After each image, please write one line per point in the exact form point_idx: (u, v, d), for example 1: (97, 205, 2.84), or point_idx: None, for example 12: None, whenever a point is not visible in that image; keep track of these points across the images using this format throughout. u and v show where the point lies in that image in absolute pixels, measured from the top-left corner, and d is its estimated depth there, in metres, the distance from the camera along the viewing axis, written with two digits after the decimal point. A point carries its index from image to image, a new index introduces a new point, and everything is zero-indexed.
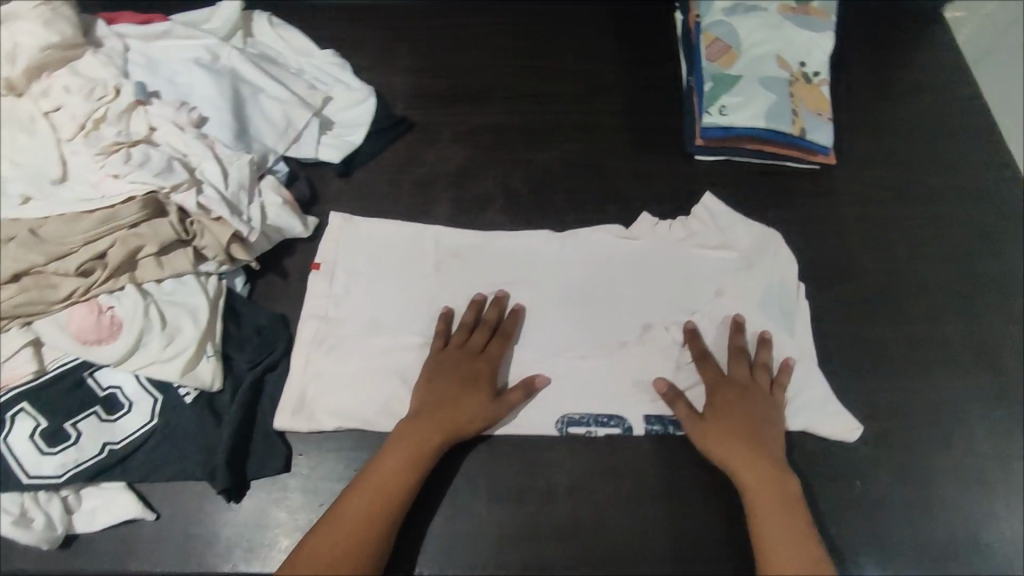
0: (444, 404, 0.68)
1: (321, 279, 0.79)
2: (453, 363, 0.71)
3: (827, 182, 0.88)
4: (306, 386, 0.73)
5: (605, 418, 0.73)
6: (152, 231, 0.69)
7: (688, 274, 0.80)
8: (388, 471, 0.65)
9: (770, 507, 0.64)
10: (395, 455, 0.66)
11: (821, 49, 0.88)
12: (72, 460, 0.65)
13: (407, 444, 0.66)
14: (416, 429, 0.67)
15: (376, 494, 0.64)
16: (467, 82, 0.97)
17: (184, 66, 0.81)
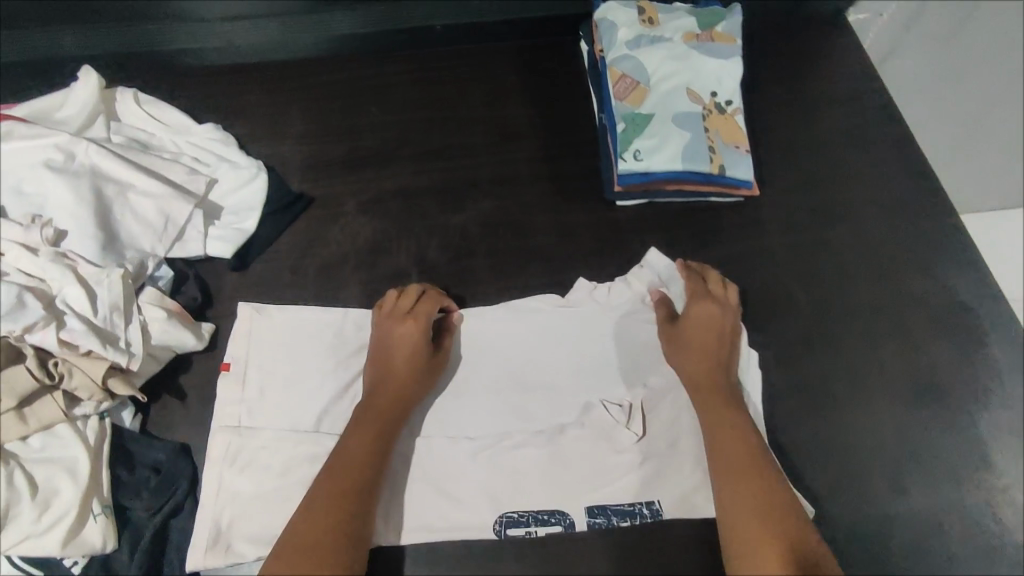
0: (397, 385, 0.68)
1: (232, 381, 0.71)
2: (399, 338, 0.70)
3: (753, 215, 0.85)
4: (221, 515, 0.65)
5: (545, 514, 0.69)
6: (7, 384, 0.59)
7: (629, 338, 0.76)
8: (354, 447, 0.63)
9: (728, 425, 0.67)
10: (357, 432, 0.65)
11: (730, 76, 0.85)
12: None
13: (367, 421, 0.65)
14: (369, 411, 0.66)
15: (349, 467, 0.62)
16: (367, 142, 0.89)
17: (32, 172, 0.70)
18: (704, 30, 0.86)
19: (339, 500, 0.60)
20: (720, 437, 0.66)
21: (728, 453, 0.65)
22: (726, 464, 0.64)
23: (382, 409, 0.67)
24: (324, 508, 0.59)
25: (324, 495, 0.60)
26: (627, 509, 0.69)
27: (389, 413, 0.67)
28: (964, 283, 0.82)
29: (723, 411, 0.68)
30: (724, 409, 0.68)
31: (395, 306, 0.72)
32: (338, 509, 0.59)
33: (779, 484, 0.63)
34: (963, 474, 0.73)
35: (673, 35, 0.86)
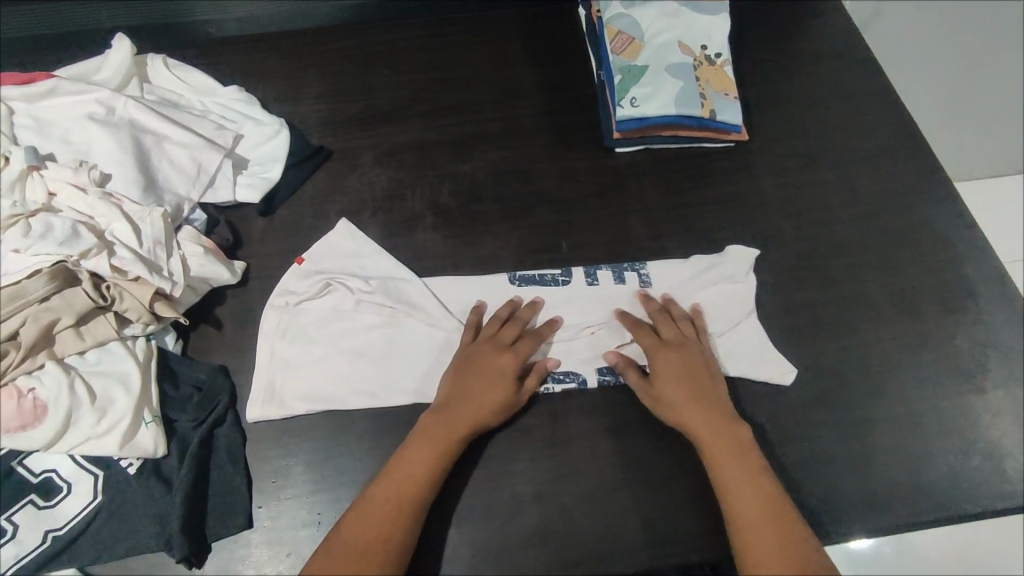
0: (469, 414, 0.67)
1: (299, 272, 0.78)
2: (489, 361, 0.70)
3: (743, 159, 0.90)
4: (274, 376, 0.73)
5: (561, 374, 0.74)
6: (66, 303, 0.66)
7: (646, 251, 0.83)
8: (422, 464, 0.64)
9: (731, 462, 0.65)
10: (429, 449, 0.65)
11: (719, 30, 0.91)
12: (13, 555, 0.62)
13: (440, 437, 0.66)
14: (446, 427, 0.66)
15: (412, 482, 0.63)
16: (382, 101, 0.95)
17: (78, 123, 0.77)
18: None
19: (394, 516, 0.61)
20: (729, 475, 0.64)
21: (739, 491, 0.63)
22: (737, 506, 0.63)
23: (453, 432, 0.66)
24: (378, 521, 0.61)
25: (383, 507, 0.61)
26: (635, 369, 0.75)
27: (458, 435, 0.66)
28: (942, 217, 0.88)
29: (724, 448, 0.66)
30: (723, 444, 0.66)
31: (494, 334, 0.73)
32: (394, 524, 0.61)
33: (790, 521, 0.61)
34: (945, 385, 0.77)
35: None
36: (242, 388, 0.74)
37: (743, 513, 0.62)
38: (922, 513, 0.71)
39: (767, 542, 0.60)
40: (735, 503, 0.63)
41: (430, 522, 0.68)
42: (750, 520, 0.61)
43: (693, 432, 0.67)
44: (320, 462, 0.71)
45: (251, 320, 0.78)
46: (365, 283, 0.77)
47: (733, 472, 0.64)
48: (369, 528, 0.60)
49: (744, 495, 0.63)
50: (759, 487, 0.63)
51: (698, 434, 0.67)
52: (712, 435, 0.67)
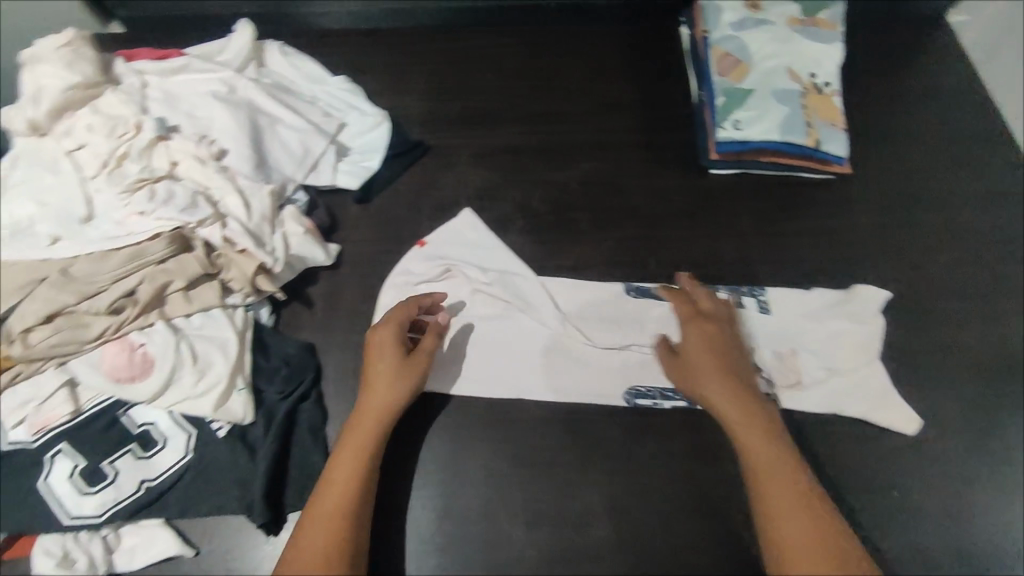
0: (371, 403, 0.67)
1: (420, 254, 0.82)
2: (381, 348, 0.69)
3: (844, 192, 0.88)
4: None
5: (671, 391, 0.74)
6: (180, 267, 0.69)
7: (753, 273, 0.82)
8: (349, 462, 0.64)
9: (755, 431, 0.64)
10: (358, 444, 0.65)
11: (830, 59, 0.89)
12: (112, 498, 0.64)
13: (364, 431, 0.65)
14: (366, 422, 0.66)
15: (346, 481, 0.63)
16: (480, 103, 0.97)
17: (202, 100, 0.82)
18: (807, 15, 0.90)
19: (342, 515, 0.61)
20: (754, 444, 0.63)
21: (781, 504, 0.59)
22: (777, 517, 0.58)
23: (372, 425, 0.66)
24: (327, 521, 0.60)
25: (328, 509, 0.61)
26: None
27: (377, 425, 0.66)
28: None
29: (759, 419, 0.65)
30: (758, 456, 0.62)
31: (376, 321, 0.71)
32: (342, 523, 0.61)
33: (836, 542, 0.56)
34: None
35: (777, 18, 0.90)
36: (328, 368, 0.77)
37: (768, 476, 0.61)
38: None
39: (807, 558, 0.55)
40: (762, 469, 0.61)
41: (500, 522, 0.69)
42: (775, 486, 0.60)
43: (716, 400, 0.66)
44: (398, 448, 0.72)
45: (341, 303, 0.81)
46: (484, 274, 0.79)
47: (754, 443, 0.63)
48: (320, 531, 0.60)
49: (765, 463, 0.61)
50: (785, 460, 0.62)
51: (722, 403, 0.66)
52: (731, 409, 0.65)
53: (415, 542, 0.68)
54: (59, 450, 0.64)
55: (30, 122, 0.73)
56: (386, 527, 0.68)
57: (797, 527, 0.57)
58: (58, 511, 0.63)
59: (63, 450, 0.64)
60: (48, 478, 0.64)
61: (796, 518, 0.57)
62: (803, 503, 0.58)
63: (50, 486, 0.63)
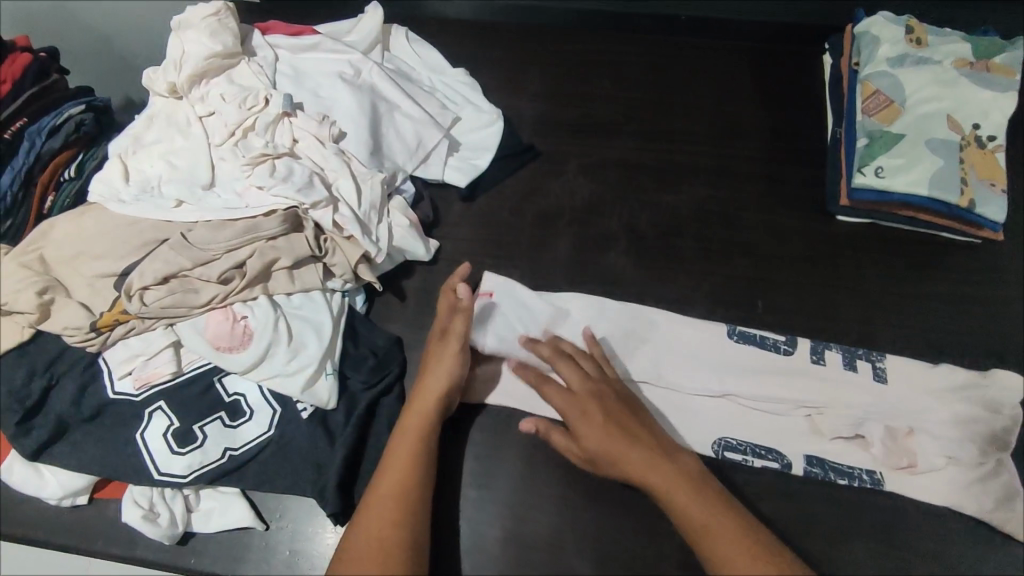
0: (418, 391, 0.67)
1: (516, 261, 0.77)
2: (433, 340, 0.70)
3: (989, 261, 0.79)
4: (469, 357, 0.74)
5: (763, 450, 0.69)
6: (288, 245, 0.70)
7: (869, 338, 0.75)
8: (409, 448, 0.63)
9: (675, 483, 0.60)
10: (417, 430, 0.64)
11: (999, 110, 0.79)
12: (198, 461, 0.66)
13: (423, 418, 0.65)
14: (422, 408, 0.65)
15: (406, 467, 0.62)
16: (597, 111, 0.93)
17: (328, 80, 0.83)
18: (979, 58, 0.81)
19: (404, 500, 0.61)
20: (691, 507, 0.58)
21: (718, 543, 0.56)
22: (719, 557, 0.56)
23: (428, 411, 0.65)
24: (390, 505, 0.60)
25: (391, 494, 0.61)
26: (850, 470, 0.68)
27: (433, 413, 0.66)
28: None
29: (673, 478, 0.60)
30: (676, 495, 0.59)
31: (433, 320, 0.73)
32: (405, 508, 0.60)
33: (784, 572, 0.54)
34: None
35: (943, 58, 0.82)
36: (413, 363, 0.77)
37: (712, 538, 0.57)
38: None
39: None
40: (704, 533, 0.57)
41: (567, 556, 0.66)
42: (722, 547, 0.56)
43: (626, 465, 0.61)
44: (474, 459, 0.71)
45: (432, 300, 0.80)
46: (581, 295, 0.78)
47: (684, 502, 0.59)
48: (383, 514, 0.59)
49: (705, 521, 0.57)
50: (718, 510, 0.58)
51: (632, 466, 0.61)
52: (643, 466, 0.61)
53: (479, 558, 0.67)
54: (158, 407, 0.67)
55: (169, 85, 0.75)
56: (450, 538, 0.67)
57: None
58: (149, 465, 0.65)
59: (161, 407, 0.67)
60: (144, 432, 0.66)
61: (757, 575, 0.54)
62: (737, 537, 0.56)
63: (145, 440, 0.66)
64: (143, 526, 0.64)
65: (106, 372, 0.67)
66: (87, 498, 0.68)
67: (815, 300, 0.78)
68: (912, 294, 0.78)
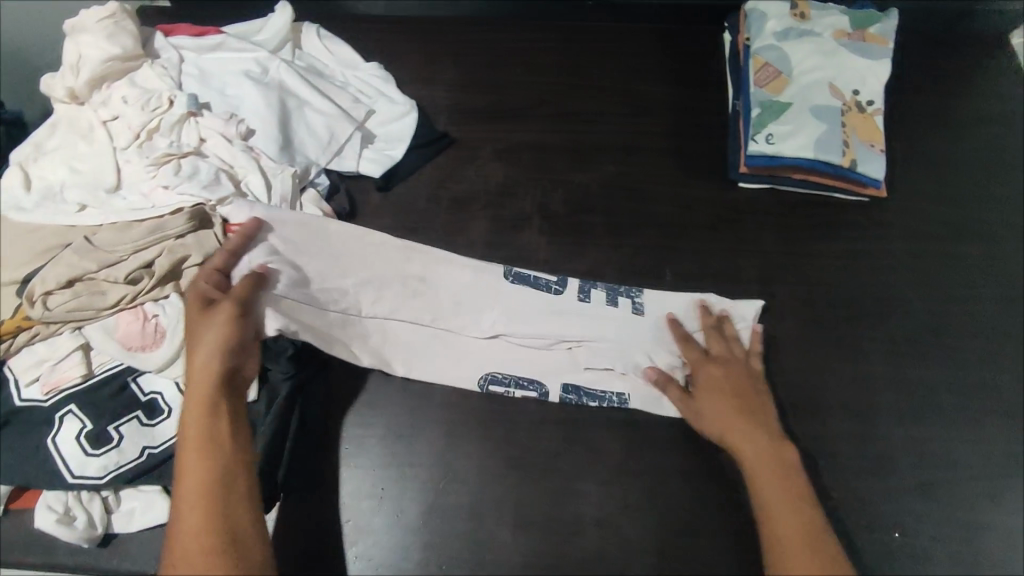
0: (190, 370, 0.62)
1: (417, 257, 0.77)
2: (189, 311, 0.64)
3: (877, 215, 0.84)
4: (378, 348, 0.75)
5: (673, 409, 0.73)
6: (197, 241, 0.70)
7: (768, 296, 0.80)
8: (196, 430, 0.60)
9: (770, 469, 0.63)
10: (197, 413, 0.60)
11: (876, 77, 0.85)
12: (114, 462, 0.66)
13: (200, 404, 0.61)
14: (202, 383, 0.61)
15: (193, 473, 0.58)
16: (509, 97, 0.95)
17: (235, 79, 0.83)
18: (856, 29, 0.87)
19: (206, 485, 0.58)
20: (773, 490, 0.62)
21: (784, 524, 0.60)
22: (779, 537, 0.60)
23: (199, 400, 0.61)
24: (193, 495, 0.58)
25: (193, 483, 0.58)
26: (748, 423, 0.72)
27: (207, 396, 0.61)
28: None
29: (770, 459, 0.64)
30: (766, 477, 0.63)
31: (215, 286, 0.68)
32: (208, 492, 0.58)
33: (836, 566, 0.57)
34: None
35: (823, 31, 0.87)
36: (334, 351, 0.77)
37: (779, 517, 0.60)
38: None
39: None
40: (773, 514, 0.61)
41: (488, 523, 0.69)
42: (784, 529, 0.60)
43: (737, 443, 0.66)
44: (396, 440, 0.73)
45: None
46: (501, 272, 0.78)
47: (770, 488, 0.63)
48: (187, 506, 0.57)
49: (780, 508, 0.61)
50: (797, 513, 0.61)
51: (740, 444, 0.65)
52: (750, 440, 0.65)
53: (404, 533, 0.69)
54: (69, 410, 0.67)
55: (68, 90, 0.75)
56: (375, 516, 0.70)
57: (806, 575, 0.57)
58: (63, 469, 0.65)
59: (71, 411, 0.67)
60: (55, 437, 0.66)
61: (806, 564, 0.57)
62: (806, 528, 0.60)
63: (57, 445, 0.66)
64: (58, 530, 0.65)
65: (13, 379, 0.67)
66: (2, 510, 0.68)
67: (717, 264, 0.82)
68: (807, 251, 0.82)
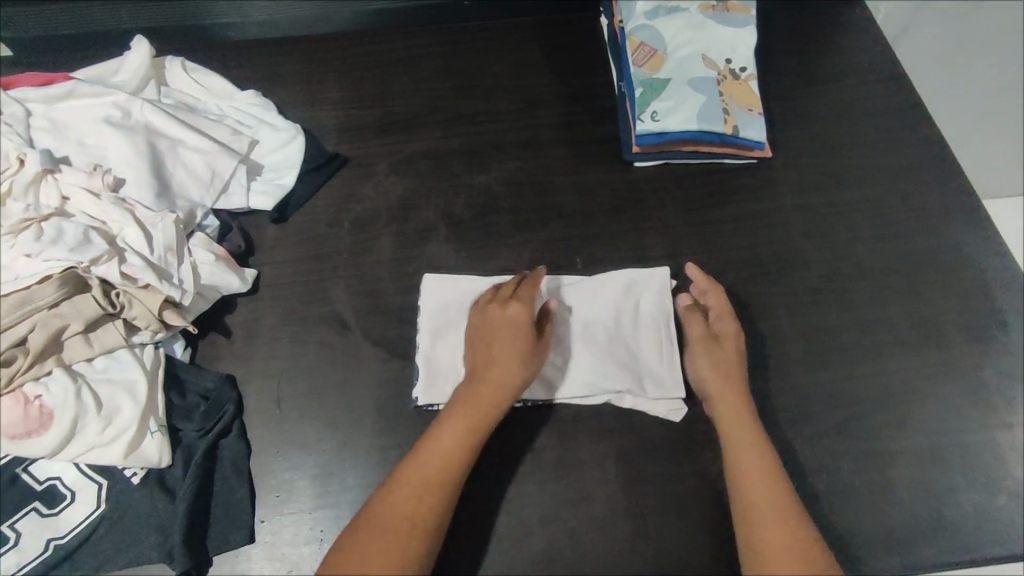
0: (496, 384, 0.65)
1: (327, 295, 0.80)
2: (518, 327, 0.68)
3: (765, 176, 0.87)
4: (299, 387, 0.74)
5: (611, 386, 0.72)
6: (75, 309, 0.65)
7: (677, 267, 0.82)
8: (450, 440, 0.62)
9: (740, 430, 0.65)
10: (451, 433, 0.63)
11: (745, 44, 0.89)
12: (14, 563, 0.61)
13: (468, 419, 0.64)
14: (479, 401, 0.65)
15: (426, 470, 0.61)
16: (398, 108, 0.93)
17: (94, 127, 0.77)
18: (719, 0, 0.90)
19: (418, 496, 0.59)
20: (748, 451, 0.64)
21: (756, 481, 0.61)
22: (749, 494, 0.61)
23: (487, 407, 0.65)
24: (408, 500, 0.59)
25: (411, 491, 0.60)
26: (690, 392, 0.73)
27: (492, 410, 0.65)
28: (974, 245, 0.83)
29: (741, 423, 0.66)
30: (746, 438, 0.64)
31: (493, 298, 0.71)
32: (420, 504, 0.59)
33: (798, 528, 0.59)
34: (972, 421, 0.74)
35: (690, 5, 0.89)
36: (250, 398, 0.74)
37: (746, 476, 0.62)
38: (943, 553, 0.68)
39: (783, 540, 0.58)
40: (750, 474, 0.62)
41: None
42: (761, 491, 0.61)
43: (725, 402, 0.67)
44: (330, 479, 0.70)
45: (260, 330, 0.78)
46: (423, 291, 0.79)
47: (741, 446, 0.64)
48: (399, 515, 0.58)
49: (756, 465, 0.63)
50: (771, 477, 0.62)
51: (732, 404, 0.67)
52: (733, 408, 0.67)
53: None
54: None
55: None
56: (316, 561, 0.66)
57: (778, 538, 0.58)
58: None
59: None
60: None
61: (784, 529, 0.58)
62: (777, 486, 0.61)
63: None
64: None
65: None
66: None
67: (625, 244, 0.83)
68: (707, 219, 0.84)
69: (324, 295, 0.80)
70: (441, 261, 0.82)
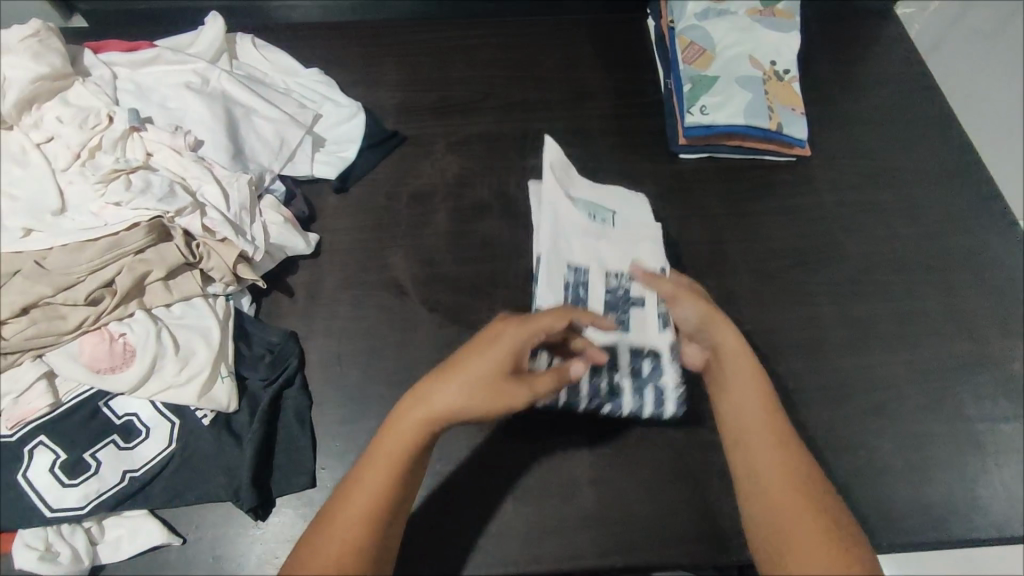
0: (433, 420, 0.54)
1: (383, 261, 0.83)
2: (494, 361, 0.55)
3: (804, 172, 0.91)
4: (358, 345, 0.78)
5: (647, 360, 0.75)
6: (158, 256, 0.69)
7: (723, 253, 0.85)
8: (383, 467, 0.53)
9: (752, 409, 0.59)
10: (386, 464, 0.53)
11: (789, 48, 0.93)
12: (94, 490, 0.64)
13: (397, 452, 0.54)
14: (412, 433, 0.54)
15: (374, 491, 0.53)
16: (454, 92, 0.98)
17: (175, 91, 0.81)
18: (766, 6, 0.94)
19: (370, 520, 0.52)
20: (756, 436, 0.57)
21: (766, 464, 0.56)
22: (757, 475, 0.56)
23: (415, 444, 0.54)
24: (354, 520, 0.52)
25: (359, 513, 0.52)
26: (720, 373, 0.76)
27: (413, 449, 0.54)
28: (1004, 245, 0.87)
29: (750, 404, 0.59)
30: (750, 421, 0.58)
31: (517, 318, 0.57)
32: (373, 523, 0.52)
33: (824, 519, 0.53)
34: (1000, 408, 0.77)
35: (738, 9, 0.94)
36: (311, 354, 0.77)
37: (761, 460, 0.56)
38: (971, 529, 0.71)
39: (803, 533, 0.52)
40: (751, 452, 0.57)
41: (489, 496, 0.70)
42: (770, 473, 0.55)
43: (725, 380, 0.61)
44: None
45: (322, 290, 0.81)
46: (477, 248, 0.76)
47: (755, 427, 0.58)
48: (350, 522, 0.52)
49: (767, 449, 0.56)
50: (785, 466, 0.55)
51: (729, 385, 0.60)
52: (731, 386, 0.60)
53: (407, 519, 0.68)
54: (39, 442, 0.64)
55: None
56: None
57: (788, 521, 0.53)
58: (39, 504, 0.62)
59: (41, 443, 0.64)
60: (27, 471, 0.64)
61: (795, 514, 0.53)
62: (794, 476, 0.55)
63: (30, 479, 0.63)
64: (42, 567, 0.62)
65: None
66: None
67: (672, 229, 0.87)
68: (750, 209, 0.89)
69: (383, 262, 0.83)
70: (495, 236, 0.86)
